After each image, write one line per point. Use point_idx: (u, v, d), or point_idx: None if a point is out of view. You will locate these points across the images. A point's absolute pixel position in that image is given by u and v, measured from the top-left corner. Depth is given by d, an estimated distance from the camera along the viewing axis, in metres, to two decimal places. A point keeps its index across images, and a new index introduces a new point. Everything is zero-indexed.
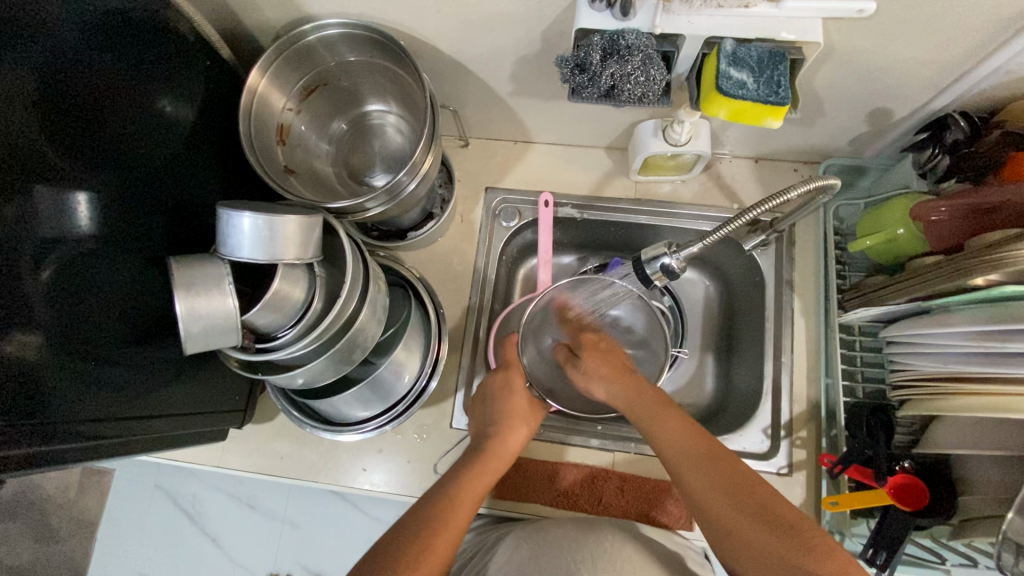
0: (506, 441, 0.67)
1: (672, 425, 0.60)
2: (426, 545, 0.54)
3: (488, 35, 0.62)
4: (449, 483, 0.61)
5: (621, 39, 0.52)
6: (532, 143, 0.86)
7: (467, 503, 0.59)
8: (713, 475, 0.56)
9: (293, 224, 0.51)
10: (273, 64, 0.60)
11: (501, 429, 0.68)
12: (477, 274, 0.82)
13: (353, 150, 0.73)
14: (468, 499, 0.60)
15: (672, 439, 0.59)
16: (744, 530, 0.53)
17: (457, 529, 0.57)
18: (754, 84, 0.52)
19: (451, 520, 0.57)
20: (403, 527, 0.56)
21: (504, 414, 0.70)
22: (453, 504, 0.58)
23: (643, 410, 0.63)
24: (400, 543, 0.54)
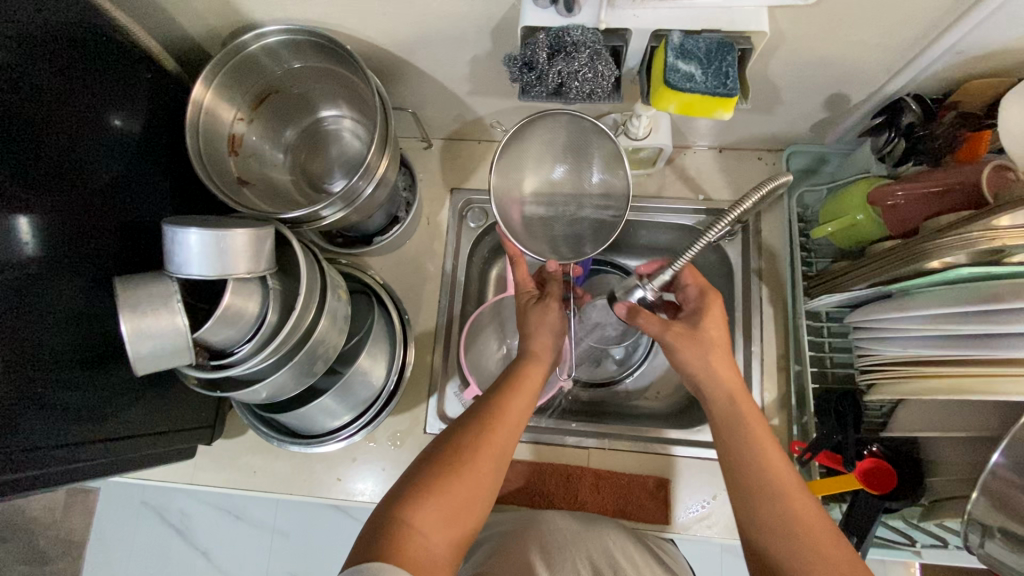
0: (540, 341, 0.68)
1: (760, 428, 0.58)
2: (483, 438, 0.56)
3: (438, 34, 0.61)
4: (497, 387, 0.62)
5: (566, 36, 0.52)
6: (496, 142, 0.85)
7: (517, 405, 0.60)
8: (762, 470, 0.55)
9: (242, 238, 0.50)
10: (217, 73, 0.59)
11: (532, 332, 0.69)
12: (446, 278, 0.81)
13: (310, 158, 0.71)
14: (516, 403, 0.60)
15: (748, 446, 0.56)
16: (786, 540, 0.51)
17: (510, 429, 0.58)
18: (702, 76, 0.51)
19: (504, 417, 0.58)
20: (462, 422, 0.58)
21: (535, 317, 0.70)
22: (501, 406, 0.59)
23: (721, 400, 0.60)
24: (456, 435, 0.56)
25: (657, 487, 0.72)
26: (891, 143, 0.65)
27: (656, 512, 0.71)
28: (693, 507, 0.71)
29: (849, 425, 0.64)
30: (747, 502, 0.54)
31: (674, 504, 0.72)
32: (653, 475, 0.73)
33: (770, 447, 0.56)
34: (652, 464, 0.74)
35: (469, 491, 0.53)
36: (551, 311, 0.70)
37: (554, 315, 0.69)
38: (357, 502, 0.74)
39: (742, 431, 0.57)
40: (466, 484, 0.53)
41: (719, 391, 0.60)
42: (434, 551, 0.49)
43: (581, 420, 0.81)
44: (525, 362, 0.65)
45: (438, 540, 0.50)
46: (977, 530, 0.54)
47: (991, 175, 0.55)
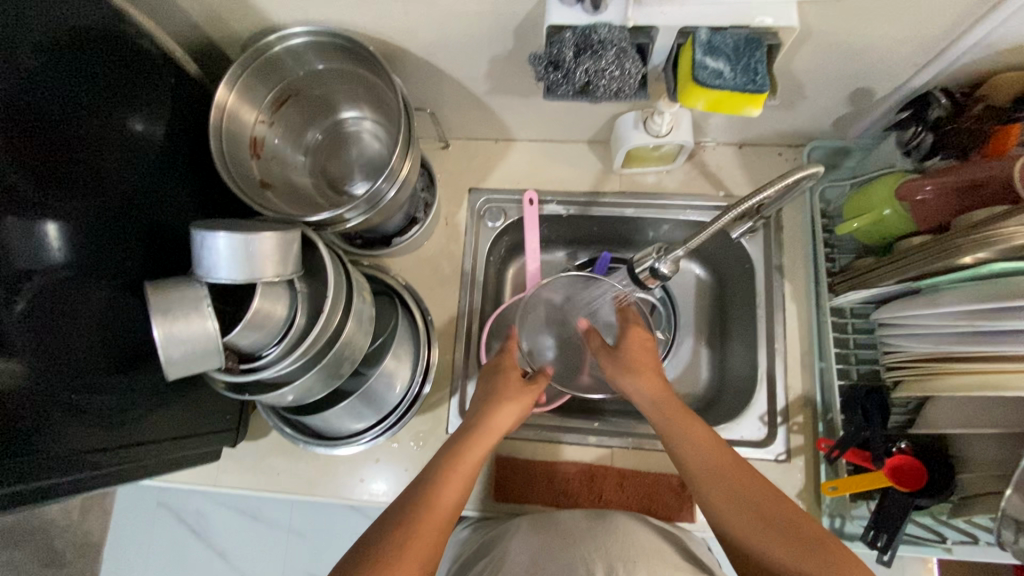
0: (501, 413, 0.63)
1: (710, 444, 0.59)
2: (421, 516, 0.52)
3: (459, 34, 0.60)
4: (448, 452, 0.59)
5: (593, 33, 0.51)
6: (513, 140, 0.85)
7: (461, 474, 0.57)
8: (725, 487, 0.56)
9: (269, 241, 0.50)
10: (240, 76, 0.59)
11: (496, 401, 0.65)
12: (465, 278, 0.81)
13: (330, 160, 0.71)
14: (460, 471, 0.57)
15: (705, 467, 0.58)
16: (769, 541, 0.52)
17: (451, 495, 0.55)
18: (731, 72, 0.51)
19: (448, 488, 0.55)
20: (408, 497, 0.55)
21: (502, 388, 0.66)
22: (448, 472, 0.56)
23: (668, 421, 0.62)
24: (406, 507, 0.53)
25: (681, 485, 0.72)
26: (918, 138, 0.63)
27: (680, 510, 0.71)
28: None
29: (876, 421, 0.64)
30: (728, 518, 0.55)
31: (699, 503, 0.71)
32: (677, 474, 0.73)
33: (720, 463, 0.58)
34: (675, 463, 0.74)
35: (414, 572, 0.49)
36: (527, 394, 0.66)
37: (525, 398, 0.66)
38: (380, 503, 0.74)
39: (694, 453, 0.59)
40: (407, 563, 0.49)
41: (663, 416, 0.63)
42: None
43: (602, 418, 0.81)
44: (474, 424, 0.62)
45: None
46: (1011, 527, 0.53)
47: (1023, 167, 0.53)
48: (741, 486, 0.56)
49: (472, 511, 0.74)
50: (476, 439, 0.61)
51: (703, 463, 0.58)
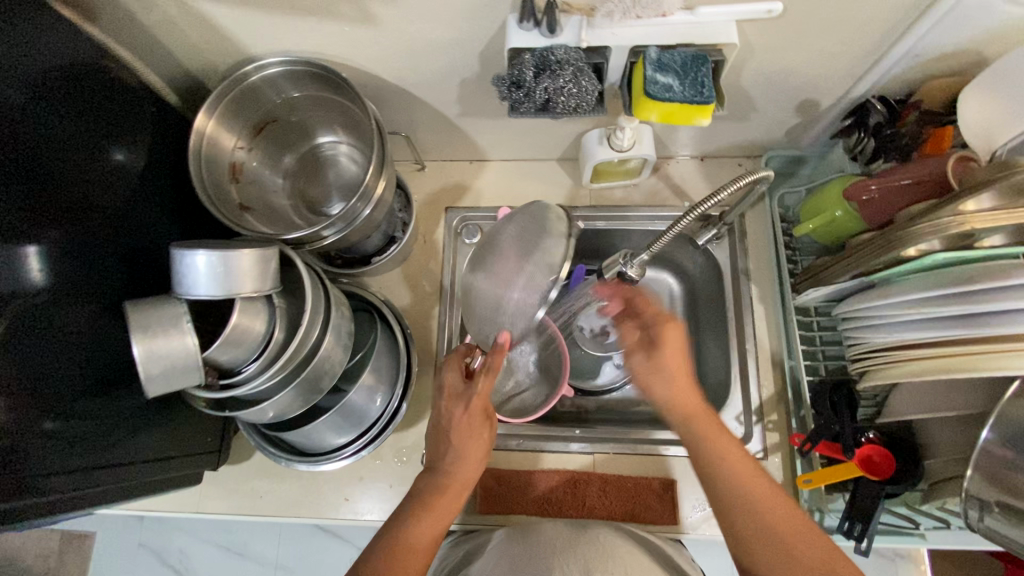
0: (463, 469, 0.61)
1: (737, 452, 0.57)
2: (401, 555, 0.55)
3: (429, 61, 0.64)
4: (425, 486, 0.61)
5: (550, 55, 0.55)
6: (487, 161, 0.88)
7: (438, 516, 0.59)
8: (732, 478, 0.56)
9: (247, 258, 0.52)
10: (219, 104, 0.61)
11: (457, 448, 0.62)
12: (444, 293, 0.83)
13: (308, 183, 0.73)
14: (435, 517, 0.59)
15: (721, 463, 0.56)
16: (774, 538, 0.52)
17: (428, 539, 0.57)
18: (680, 87, 0.55)
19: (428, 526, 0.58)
20: (387, 538, 0.57)
21: (456, 434, 0.62)
22: (425, 525, 0.58)
23: (692, 419, 0.59)
24: (391, 539, 0.57)
25: (663, 487, 0.73)
26: (862, 142, 0.68)
27: (664, 513, 0.72)
28: (700, 506, 0.72)
29: (846, 415, 0.65)
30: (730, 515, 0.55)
31: (681, 504, 0.72)
32: (659, 476, 0.74)
33: (733, 453, 0.57)
34: (657, 465, 0.75)
35: None
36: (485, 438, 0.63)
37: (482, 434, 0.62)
38: (365, 522, 0.74)
39: (707, 444, 0.58)
40: None
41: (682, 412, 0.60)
42: None
43: (584, 426, 0.82)
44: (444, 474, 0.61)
45: None
46: (975, 505, 0.55)
47: (955, 164, 0.58)
48: (752, 485, 0.55)
49: (457, 525, 0.74)
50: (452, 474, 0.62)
51: (712, 455, 0.57)
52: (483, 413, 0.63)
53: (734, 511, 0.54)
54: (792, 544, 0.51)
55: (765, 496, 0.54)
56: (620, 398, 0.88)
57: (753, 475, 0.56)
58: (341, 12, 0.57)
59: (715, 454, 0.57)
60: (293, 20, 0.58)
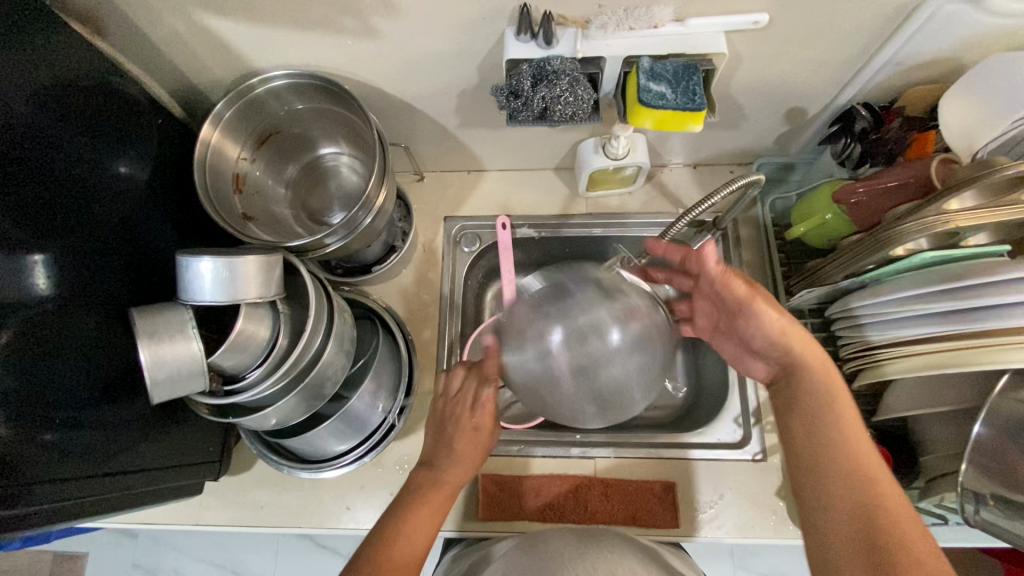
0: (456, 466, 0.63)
1: (858, 438, 0.54)
2: (396, 540, 0.56)
3: (429, 73, 0.66)
4: (421, 477, 0.62)
5: (547, 65, 0.57)
6: (484, 171, 0.90)
7: (433, 506, 0.60)
8: (837, 457, 0.53)
9: (252, 264, 0.53)
10: (224, 116, 0.63)
11: (452, 441, 0.63)
12: (444, 301, 0.83)
13: (310, 193, 0.74)
14: (432, 507, 0.60)
15: (829, 438, 0.54)
16: (847, 524, 0.50)
17: (423, 528, 0.58)
18: (672, 94, 0.57)
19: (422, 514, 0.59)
20: (382, 524, 0.58)
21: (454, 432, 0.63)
22: (420, 514, 0.59)
23: (811, 391, 0.56)
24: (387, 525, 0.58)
25: (664, 490, 0.74)
26: (848, 147, 0.70)
27: (666, 516, 0.72)
28: (700, 509, 0.73)
29: None
30: (812, 481, 0.54)
31: (682, 507, 0.73)
32: (660, 479, 0.74)
33: (851, 434, 0.54)
34: (658, 468, 0.75)
35: None
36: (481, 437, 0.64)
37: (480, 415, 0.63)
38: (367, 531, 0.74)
39: (825, 420, 0.55)
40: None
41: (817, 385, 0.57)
42: None
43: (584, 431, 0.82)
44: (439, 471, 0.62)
45: None
46: (971, 499, 0.56)
47: (939, 166, 0.60)
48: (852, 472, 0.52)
49: (458, 533, 0.74)
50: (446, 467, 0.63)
51: (823, 427, 0.55)
52: (489, 417, 0.64)
53: (818, 483, 0.53)
54: (868, 550, 0.47)
55: (886, 491, 0.50)
56: None
57: (872, 467, 0.52)
58: (344, 27, 0.59)
59: (836, 435, 0.54)
60: (297, 35, 0.60)
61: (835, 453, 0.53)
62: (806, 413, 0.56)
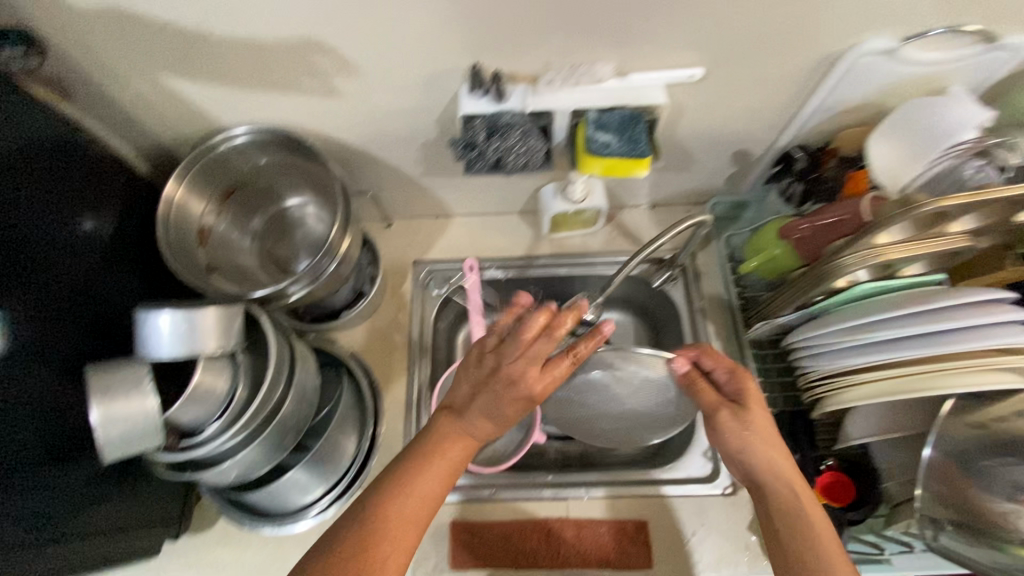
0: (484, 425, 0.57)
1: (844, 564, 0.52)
2: (404, 488, 0.54)
3: (391, 128, 0.69)
4: (445, 421, 0.58)
5: (500, 119, 0.60)
6: (451, 217, 0.92)
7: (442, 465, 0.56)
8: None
9: (210, 316, 0.53)
10: (186, 172, 0.65)
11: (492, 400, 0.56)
12: (413, 344, 0.83)
13: (276, 242, 0.74)
14: (445, 458, 0.56)
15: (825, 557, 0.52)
16: None
17: (433, 485, 0.55)
18: (618, 143, 0.61)
19: (432, 461, 0.56)
20: (396, 465, 0.56)
21: (499, 388, 0.56)
22: (434, 463, 0.56)
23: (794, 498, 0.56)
24: (398, 467, 0.56)
25: (636, 529, 0.73)
26: (792, 187, 0.75)
27: (641, 556, 0.71)
28: (674, 548, 0.72)
29: (803, 443, 0.69)
30: None
31: (656, 547, 0.72)
32: (633, 518, 0.74)
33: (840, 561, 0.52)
34: (632, 507, 0.75)
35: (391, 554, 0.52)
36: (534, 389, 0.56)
37: (557, 381, 0.57)
38: None
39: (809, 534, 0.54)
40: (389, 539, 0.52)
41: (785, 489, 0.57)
42: None
43: (556, 471, 0.82)
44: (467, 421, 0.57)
45: None
46: (929, 525, 0.57)
47: (870, 204, 0.65)
48: None
49: None
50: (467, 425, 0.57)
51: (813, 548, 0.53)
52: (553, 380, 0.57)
53: None
54: None
55: None
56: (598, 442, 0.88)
57: None
58: (305, 86, 0.62)
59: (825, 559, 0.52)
60: (260, 95, 0.63)
61: (822, 573, 0.52)
62: (800, 538, 0.54)
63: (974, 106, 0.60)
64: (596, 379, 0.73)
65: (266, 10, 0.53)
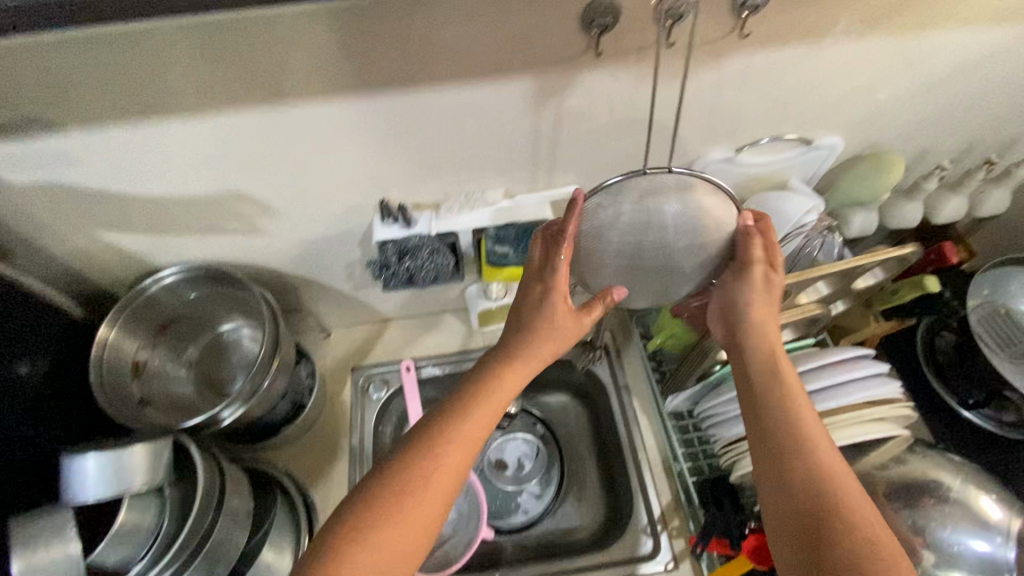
0: (537, 346, 0.59)
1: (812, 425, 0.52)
2: (486, 391, 0.56)
3: (317, 252, 0.76)
4: (510, 338, 0.60)
5: (408, 243, 0.69)
6: (388, 321, 0.98)
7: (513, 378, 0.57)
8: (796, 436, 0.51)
9: (138, 453, 0.56)
10: (120, 316, 0.69)
11: (531, 332, 0.60)
12: (354, 451, 0.85)
13: (213, 367, 0.78)
14: (522, 367, 0.58)
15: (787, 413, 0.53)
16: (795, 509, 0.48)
17: (508, 388, 0.57)
18: (513, 255, 0.72)
19: (506, 374, 0.57)
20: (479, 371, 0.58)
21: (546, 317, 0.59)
22: (513, 373, 0.58)
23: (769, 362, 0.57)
24: (480, 375, 0.57)
25: None
26: None
27: None
28: None
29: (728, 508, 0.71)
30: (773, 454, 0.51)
31: None
32: None
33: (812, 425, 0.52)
34: None
35: (467, 444, 0.52)
36: (571, 325, 0.60)
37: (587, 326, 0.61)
38: None
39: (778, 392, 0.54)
40: (470, 432, 0.52)
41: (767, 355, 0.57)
42: (422, 494, 0.48)
43: (505, 567, 0.81)
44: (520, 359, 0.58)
45: (433, 489, 0.49)
46: None
47: None
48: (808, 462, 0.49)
49: None
50: (526, 344, 0.59)
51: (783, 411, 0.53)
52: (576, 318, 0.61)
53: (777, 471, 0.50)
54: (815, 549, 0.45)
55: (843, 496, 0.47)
56: (551, 528, 0.90)
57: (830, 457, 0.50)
58: (232, 229, 0.69)
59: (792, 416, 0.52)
60: (191, 239, 0.70)
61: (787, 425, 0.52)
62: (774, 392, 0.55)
63: (804, 198, 0.71)
64: (668, 218, 0.56)
65: (189, 173, 0.60)
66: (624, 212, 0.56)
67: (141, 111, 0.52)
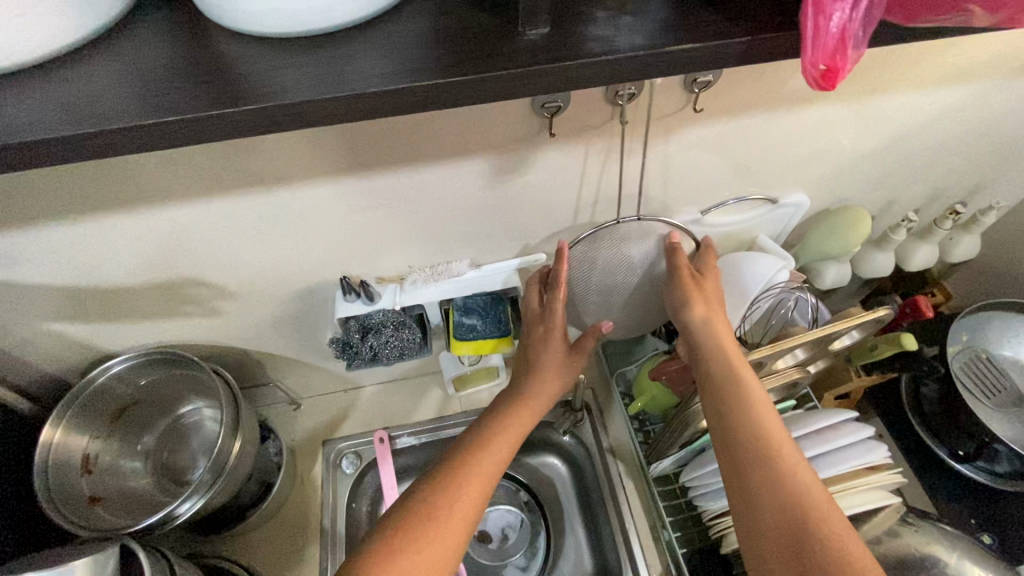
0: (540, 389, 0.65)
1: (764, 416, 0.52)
2: (490, 439, 0.61)
3: (281, 328, 0.73)
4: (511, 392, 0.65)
5: (370, 320, 0.66)
6: (361, 388, 0.94)
7: (517, 428, 0.62)
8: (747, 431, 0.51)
9: (81, 567, 0.51)
10: (67, 411, 0.66)
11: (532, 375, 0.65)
12: (326, 534, 0.80)
13: (172, 454, 0.74)
14: (523, 417, 0.63)
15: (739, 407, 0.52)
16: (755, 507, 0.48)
17: (511, 438, 0.62)
18: (482, 324, 0.69)
19: (509, 425, 0.62)
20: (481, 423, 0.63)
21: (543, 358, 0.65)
22: (514, 422, 0.62)
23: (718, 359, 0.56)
24: (483, 428, 0.62)
25: None
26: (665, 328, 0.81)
27: None
28: None
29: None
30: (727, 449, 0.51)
31: None
32: None
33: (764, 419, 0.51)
34: None
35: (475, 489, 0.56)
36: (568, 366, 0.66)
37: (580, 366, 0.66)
38: None
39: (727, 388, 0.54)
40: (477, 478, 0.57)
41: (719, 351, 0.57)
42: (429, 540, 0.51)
43: None
44: (518, 407, 0.63)
45: (443, 534, 0.52)
46: None
47: None
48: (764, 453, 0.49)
49: None
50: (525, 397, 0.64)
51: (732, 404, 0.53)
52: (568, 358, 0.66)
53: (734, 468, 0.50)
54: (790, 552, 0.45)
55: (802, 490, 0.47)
56: None
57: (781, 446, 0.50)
58: (189, 311, 0.66)
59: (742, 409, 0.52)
60: (146, 324, 0.67)
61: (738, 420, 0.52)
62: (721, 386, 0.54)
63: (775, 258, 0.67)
64: (634, 258, 0.64)
65: (141, 264, 0.58)
66: (599, 255, 0.64)
67: (84, 210, 0.51)
